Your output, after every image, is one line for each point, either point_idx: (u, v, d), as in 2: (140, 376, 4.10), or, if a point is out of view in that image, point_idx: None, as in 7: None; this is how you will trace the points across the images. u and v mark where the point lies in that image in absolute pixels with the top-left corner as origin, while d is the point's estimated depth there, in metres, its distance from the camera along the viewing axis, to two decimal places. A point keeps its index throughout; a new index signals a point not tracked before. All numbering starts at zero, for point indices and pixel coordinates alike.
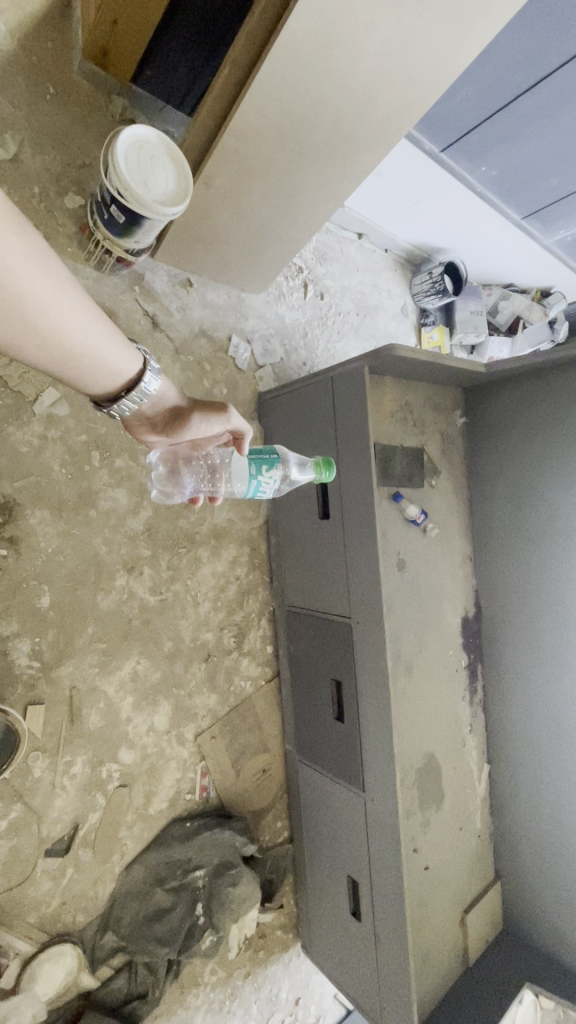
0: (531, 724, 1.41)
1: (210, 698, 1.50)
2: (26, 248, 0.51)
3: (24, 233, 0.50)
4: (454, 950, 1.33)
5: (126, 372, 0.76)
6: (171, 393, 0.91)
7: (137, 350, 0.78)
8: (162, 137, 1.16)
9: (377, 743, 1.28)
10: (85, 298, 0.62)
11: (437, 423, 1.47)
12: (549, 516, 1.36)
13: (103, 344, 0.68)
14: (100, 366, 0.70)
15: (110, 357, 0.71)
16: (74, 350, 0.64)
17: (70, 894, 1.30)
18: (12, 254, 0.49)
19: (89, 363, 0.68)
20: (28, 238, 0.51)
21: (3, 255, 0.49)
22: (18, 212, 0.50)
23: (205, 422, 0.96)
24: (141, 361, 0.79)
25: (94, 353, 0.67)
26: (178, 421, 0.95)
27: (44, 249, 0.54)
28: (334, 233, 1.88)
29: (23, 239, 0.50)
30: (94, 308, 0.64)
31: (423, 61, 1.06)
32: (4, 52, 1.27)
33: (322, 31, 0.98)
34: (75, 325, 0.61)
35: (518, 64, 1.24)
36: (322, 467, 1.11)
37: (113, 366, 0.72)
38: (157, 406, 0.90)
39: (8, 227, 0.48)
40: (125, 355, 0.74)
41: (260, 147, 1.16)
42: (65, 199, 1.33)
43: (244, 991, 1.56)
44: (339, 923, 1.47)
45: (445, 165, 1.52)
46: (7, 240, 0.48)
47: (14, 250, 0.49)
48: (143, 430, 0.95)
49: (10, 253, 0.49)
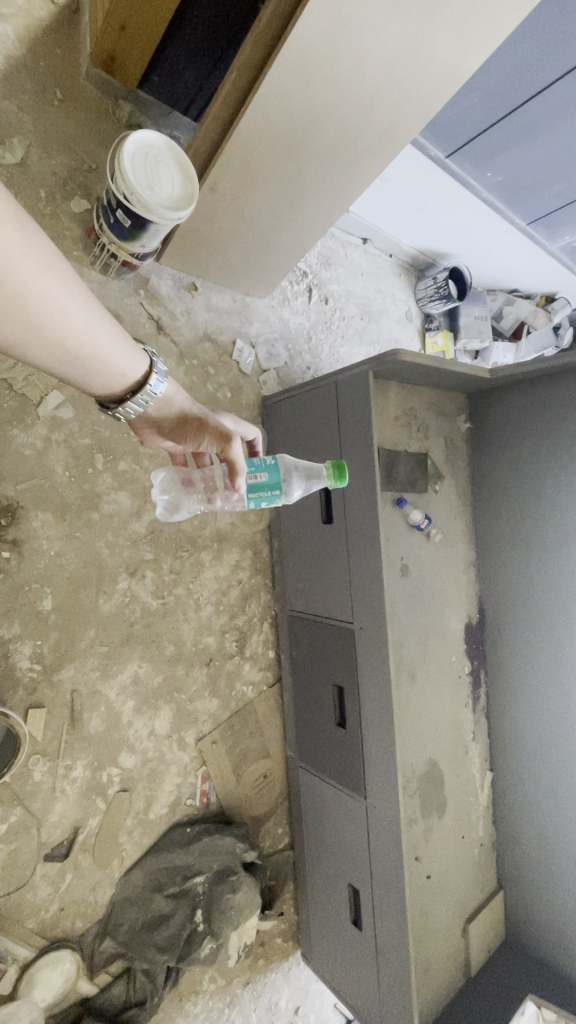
0: (534, 732, 1.40)
1: (211, 702, 1.50)
2: (26, 246, 0.50)
3: (25, 231, 0.50)
4: (456, 961, 1.31)
5: (131, 373, 0.75)
6: (179, 397, 0.90)
7: (142, 351, 0.78)
8: (169, 142, 1.17)
9: (378, 750, 1.28)
10: (88, 298, 0.61)
11: (441, 428, 1.46)
12: (553, 520, 1.36)
13: (107, 345, 0.68)
14: (104, 366, 0.70)
15: (114, 358, 0.70)
16: (77, 351, 0.63)
17: (69, 900, 1.29)
18: (12, 251, 0.49)
19: (93, 364, 0.68)
20: (28, 235, 0.51)
21: (4, 253, 0.48)
22: (19, 210, 0.50)
23: (208, 438, 0.94)
24: (147, 363, 0.79)
25: (99, 353, 0.67)
26: (185, 424, 0.95)
27: (45, 247, 0.53)
28: (339, 238, 1.89)
29: (22, 236, 0.50)
30: (98, 309, 0.64)
31: (428, 69, 1.07)
32: (13, 57, 1.28)
33: (328, 42, 0.99)
34: (79, 324, 0.61)
35: (524, 70, 1.23)
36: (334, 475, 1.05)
37: (117, 367, 0.72)
38: (163, 408, 0.90)
39: (8, 223, 0.48)
40: (130, 356, 0.74)
41: (266, 153, 1.17)
42: (71, 202, 1.34)
43: (243, 999, 1.55)
44: (340, 932, 1.45)
45: (451, 171, 1.52)
46: (8, 238, 0.48)
47: (15, 247, 0.49)
48: (149, 432, 0.96)
49: (12, 251, 0.49)
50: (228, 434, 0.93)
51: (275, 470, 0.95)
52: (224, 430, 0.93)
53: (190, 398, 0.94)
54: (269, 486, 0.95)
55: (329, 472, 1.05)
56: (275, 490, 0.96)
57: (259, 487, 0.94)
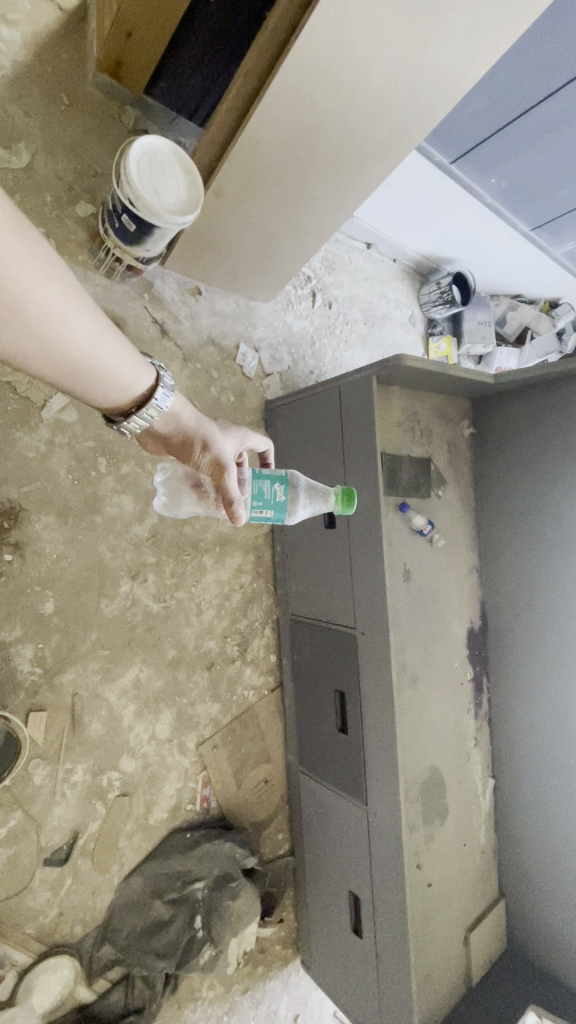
0: (536, 739, 1.40)
1: (212, 707, 1.49)
2: (25, 252, 0.50)
3: (25, 236, 0.50)
4: (457, 971, 1.30)
5: (136, 385, 0.75)
6: (186, 415, 0.88)
7: (149, 364, 0.78)
8: (174, 149, 1.17)
9: (381, 757, 1.27)
10: (90, 307, 0.61)
11: (444, 434, 1.46)
12: (556, 527, 1.35)
13: (110, 356, 0.67)
14: (108, 378, 0.70)
15: (118, 370, 0.70)
16: (80, 362, 0.63)
17: (68, 905, 1.28)
18: (12, 256, 0.49)
19: (96, 374, 0.68)
20: (28, 242, 0.51)
21: (3, 256, 0.49)
22: (21, 217, 0.50)
23: (207, 462, 0.93)
24: (153, 377, 0.79)
25: (102, 364, 0.67)
26: (189, 444, 0.92)
27: (47, 255, 0.54)
28: (343, 244, 1.89)
29: (23, 243, 0.50)
30: (101, 320, 0.64)
31: (433, 75, 1.07)
32: (19, 63, 1.29)
33: (332, 49, 0.99)
34: (81, 334, 0.61)
35: (529, 77, 1.24)
36: (341, 500, 1.10)
37: (122, 380, 0.72)
38: (169, 423, 0.88)
39: (7, 227, 0.48)
40: (135, 368, 0.74)
41: (271, 159, 1.17)
42: (76, 207, 1.34)
43: (242, 1007, 1.54)
44: (339, 939, 1.44)
45: (455, 177, 1.52)
46: (7, 242, 0.48)
47: (15, 252, 0.49)
48: (153, 444, 0.95)
49: (12, 256, 0.49)
50: (224, 464, 0.93)
51: (280, 510, 1.06)
52: (222, 460, 0.93)
53: (198, 416, 0.91)
54: (271, 520, 1.06)
55: (338, 501, 1.10)
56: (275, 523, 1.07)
57: (261, 518, 1.05)
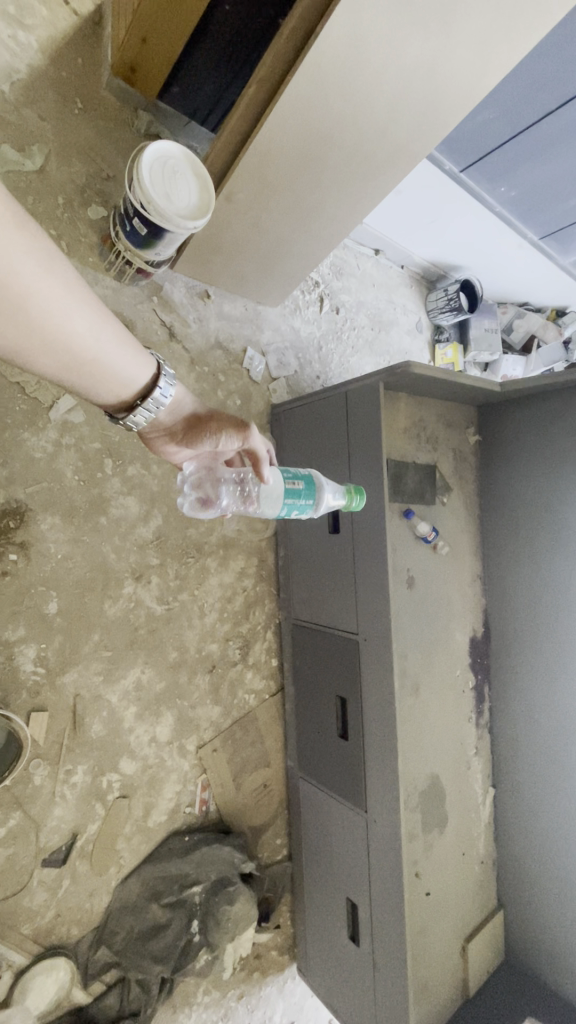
0: (537, 746, 1.39)
1: (213, 710, 1.49)
2: (28, 249, 0.51)
3: (26, 232, 0.51)
4: (454, 983, 1.29)
5: (137, 379, 0.76)
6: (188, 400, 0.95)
7: (150, 357, 0.79)
8: (185, 152, 1.17)
9: (381, 763, 1.27)
10: (91, 303, 0.62)
11: (450, 441, 1.46)
12: (562, 535, 1.35)
13: (112, 350, 0.68)
14: (111, 372, 0.71)
15: (120, 365, 0.71)
16: (83, 356, 0.64)
17: (65, 906, 1.28)
18: (15, 254, 0.50)
19: (98, 370, 0.68)
20: (31, 236, 0.51)
21: (6, 252, 0.49)
22: (21, 211, 0.50)
23: (224, 432, 0.98)
24: (154, 369, 0.79)
25: (104, 358, 0.68)
26: (195, 427, 0.98)
27: (49, 250, 0.54)
28: (351, 249, 1.90)
29: (25, 238, 0.50)
30: (103, 314, 0.64)
31: (447, 85, 1.07)
32: (35, 66, 1.30)
33: (347, 53, 0.99)
34: (83, 328, 0.61)
35: (539, 90, 1.24)
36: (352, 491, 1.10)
37: (124, 374, 0.73)
38: (174, 414, 0.94)
39: (10, 225, 0.48)
40: (137, 362, 0.75)
41: (283, 164, 1.18)
42: (88, 211, 1.35)
43: (237, 1013, 1.53)
44: (337, 947, 1.43)
45: (465, 185, 1.52)
46: (9, 237, 0.49)
47: (17, 249, 0.50)
48: (161, 444, 0.99)
49: (12, 251, 0.49)
50: (245, 426, 0.99)
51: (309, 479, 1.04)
52: (242, 423, 0.99)
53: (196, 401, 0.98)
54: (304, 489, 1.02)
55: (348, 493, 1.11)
56: (307, 499, 1.04)
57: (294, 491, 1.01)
